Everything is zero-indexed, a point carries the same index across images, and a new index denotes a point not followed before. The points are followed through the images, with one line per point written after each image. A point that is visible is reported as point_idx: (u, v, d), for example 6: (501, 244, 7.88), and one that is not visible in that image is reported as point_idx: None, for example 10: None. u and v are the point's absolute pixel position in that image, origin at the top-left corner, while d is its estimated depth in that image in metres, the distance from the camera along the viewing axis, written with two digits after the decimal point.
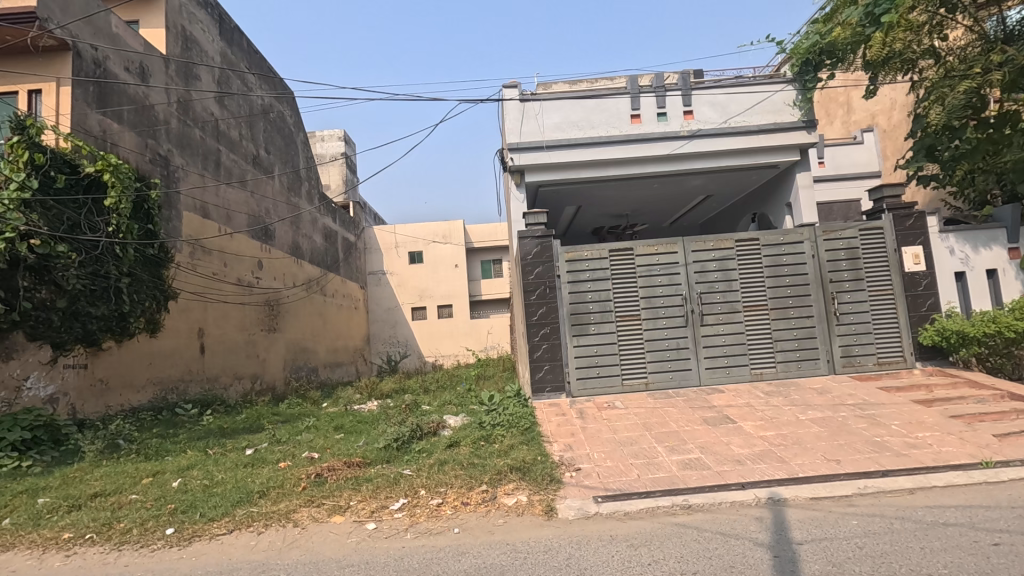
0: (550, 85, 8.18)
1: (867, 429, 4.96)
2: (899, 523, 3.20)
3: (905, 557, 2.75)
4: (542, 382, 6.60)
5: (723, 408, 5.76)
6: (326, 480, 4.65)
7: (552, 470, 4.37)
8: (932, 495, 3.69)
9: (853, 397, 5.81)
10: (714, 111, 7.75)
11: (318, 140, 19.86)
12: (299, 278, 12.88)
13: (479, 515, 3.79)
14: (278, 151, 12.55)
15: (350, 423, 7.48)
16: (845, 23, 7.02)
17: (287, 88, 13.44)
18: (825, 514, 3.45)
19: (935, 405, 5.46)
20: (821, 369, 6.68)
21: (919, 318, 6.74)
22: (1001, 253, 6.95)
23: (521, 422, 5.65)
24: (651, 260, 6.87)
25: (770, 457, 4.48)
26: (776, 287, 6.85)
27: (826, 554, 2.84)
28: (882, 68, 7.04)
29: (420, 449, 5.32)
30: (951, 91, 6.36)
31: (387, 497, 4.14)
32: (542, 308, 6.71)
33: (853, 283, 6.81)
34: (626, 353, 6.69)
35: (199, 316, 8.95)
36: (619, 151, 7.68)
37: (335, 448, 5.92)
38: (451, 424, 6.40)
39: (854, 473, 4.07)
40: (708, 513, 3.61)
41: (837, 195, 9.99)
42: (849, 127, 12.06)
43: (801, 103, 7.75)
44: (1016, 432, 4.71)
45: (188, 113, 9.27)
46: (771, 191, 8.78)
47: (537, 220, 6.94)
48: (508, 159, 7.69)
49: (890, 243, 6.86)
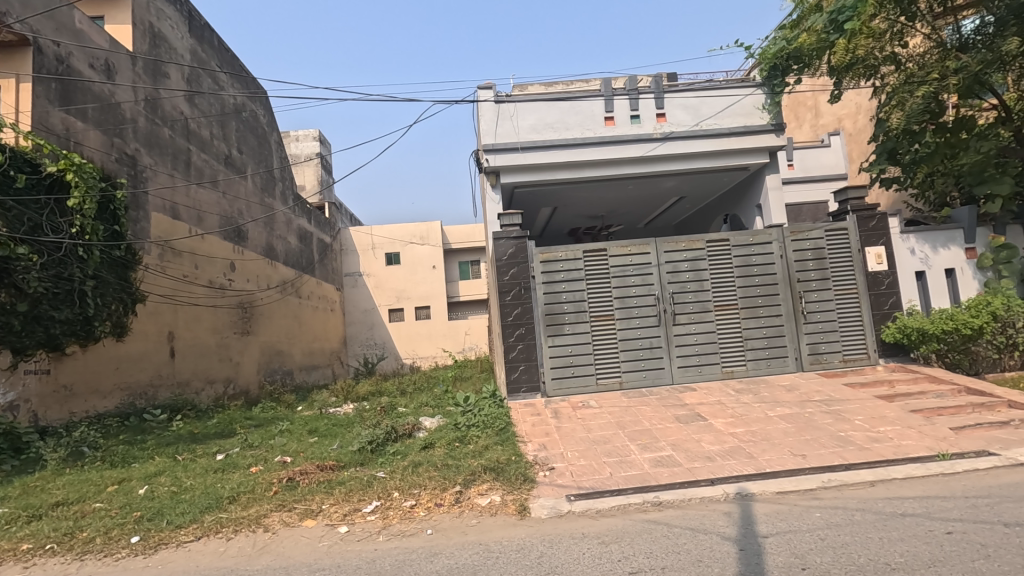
0: (525, 87, 8.22)
1: (833, 424, 5.11)
2: (860, 514, 3.31)
3: (864, 547, 2.84)
4: (518, 382, 6.64)
5: (694, 406, 5.86)
6: (298, 483, 4.61)
7: (526, 469, 4.39)
8: (892, 486, 3.83)
9: (819, 393, 5.98)
10: (687, 114, 7.88)
11: (293, 141, 19.61)
12: (273, 280, 12.68)
13: (453, 516, 3.80)
14: (251, 151, 12.34)
15: (324, 426, 7.41)
16: (810, 30, 7.30)
17: (260, 87, 13.24)
18: (789, 507, 3.54)
19: (897, 400, 5.65)
20: (790, 366, 6.85)
21: (882, 316, 6.95)
22: (959, 253, 7.19)
23: (495, 423, 5.67)
24: (625, 261, 6.96)
25: (739, 454, 4.58)
26: (746, 286, 6.99)
27: (789, 546, 2.92)
28: (846, 73, 7.25)
29: (394, 450, 5.31)
30: (910, 96, 6.61)
31: (360, 500, 4.12)
32: (517, 308, 6.74)
33: (819, 282, 7.00)
34: (600, 354, 6.76)
35: (169, 319, 8.76)
36: (593, 153, 7.77)
37: (309, 451, 5.86)
38: (427, 426, 6.40)
39: (819, 467, 4.18)
40: (678, 509, 3.67)
41: (805, 197, 10.24)
42: (817, 130, 12.40)
43: (770, 107, 7.92)
44: (972, 425, 4.90)
45: (157, 112, 9.06)
46: (742, 192, 8.98)
47: (512, 222, 6.97)
48: (483, 160, 7.70)
49: (854, 243, 7.07)
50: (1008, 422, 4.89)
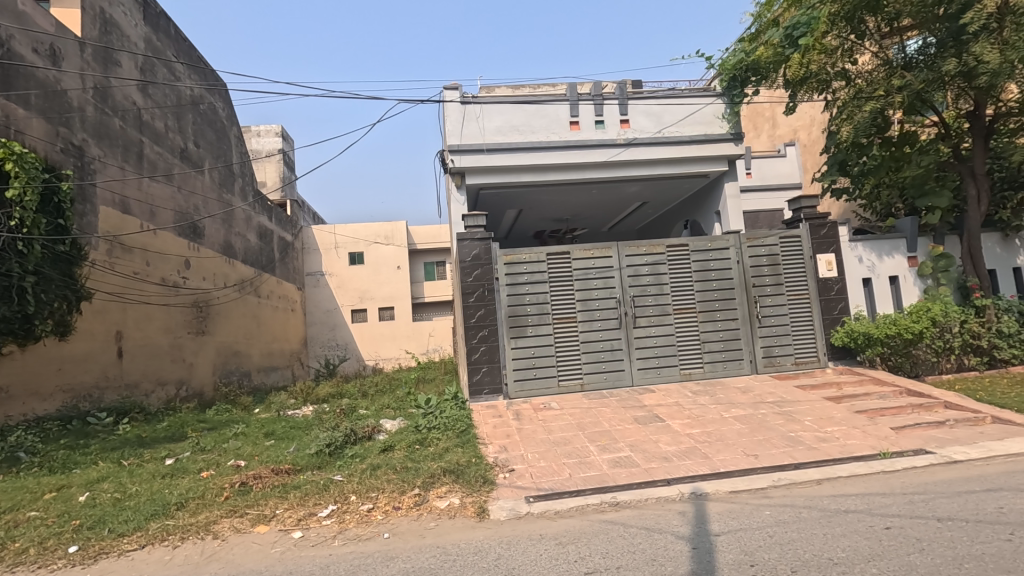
0: (492, 89, 8.22)
1: (784, 424, 5.29)
2: (807, 511, 3.44)
3: (810, 543, 2.95)
4: (480, 385, 6.62)
5: (653, 408, 5.97)
6: (251, 488, 4.48)
7: (486, 471, 4.39)
8: (837, 484, 3.99)
9: (772, 395, 6.18)
10: (650, 121, 8.05)
11: (254, 136, 19.07)
12: (231, 278, 12.28)
13: (411, 519, 3.76)
14: (208, 145, 11.94)
15: (282, 428, 7.22)
16: (767, 43, 7.60)
17: (218, 80, 12.83)
18: (741, 506, 3.64)
19: (844, 402, 5.89)
20: (745, 368, 7.06)
21: (831, 320, 7.23)
22: (902, 261, 7.52)
23: (456, 425, 5.64)
24: (587, 264, 7.03)
25: (694, 454, 4.69)
26: (704, 291, 7.17)
27: (739, 544, 3.00)
28: (801, 87, 7.57)
29: (353, 453, 5.23)
30: (858, 110, 6.92)
31: (316, 504, 4.04)
32: (480, 310, 6.72)
33: (773, 288, 7.24)
34: (562, 356, 6.81)
35: (117, 318, 8.38)
36: (558, 157, 7.84)
37: (264, 455, 5.72)
38: (387, 428, 6.32)
39: (770, 467, 4.32)
40: (635, 509, 3.73)
41: (762, 205, 10.58)
42: (774, 140, 12.84)
43: (729, 117, 8.15)
44: (911, 425, 5.15)
45: (106, 101, 8.67)
46: (702, 199, 9.22)
47: (477, 223, 6.98)
48: (448, 161, 7.66)
49: (807, 250, 7.34)
50: (944, 422, 5.17)
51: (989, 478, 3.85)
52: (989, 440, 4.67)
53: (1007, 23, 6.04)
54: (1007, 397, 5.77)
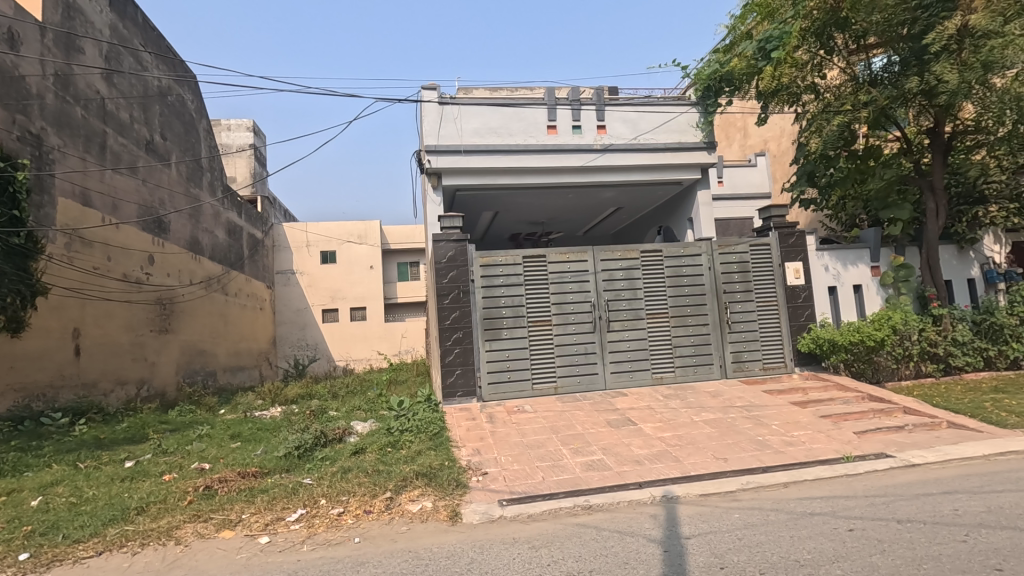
0: (470, 91, 8.21)
1: (752, 428, 5.40)
2: (775, 514, 3.51)
3: (777, 545, 3.01)
4: (453, 387, 6.57)
5: (625, 411, 6.03)
6: (216, 492, 4.36)
7: (459, 475, 4.36)
8: (803, 487, 4.09)
9: (741, 400, 6.30)
10: (626, 127, 8.15)
11: (224, 129, 18.59)
12: (197, 275, 11.94)
13: (382, 523, 3.71)
14: (176, 137, 11.60)
15: (248, 430, 7.04)
16: (740, 55, 7.69)
17: (188, 71, 12.48)
18: (711, 509, 3.70)
19: (809, 406, 6.05)
20: (715, 373, 7.18)
21: (798, 327, 7.42)
22: (865, 270, 7.77)
23: (429, 427, 5.59)
24: (563, 268, 7.07)
25: (666, 457, 4.75)
26: (677, 296, 7.28)
27: (709, 547, 3.05)
28: (772, 98, 7.78)
29: (323, 456, 5.14)
30: (827, 124, 7.14)
31: (284, 509, 3.94)
32: (455, 312, 6.69)
33: (743, 294, 7.40)
34: (536, 359, 6.82)
35: (75, 315, 8.06)
36: (535, 160, 7.86)
37: (230, 457, 5.57)
38: (358, 430, 6.23)
39: (739, 470, 4.41)
40: (607, 512, 3.76)
41: (733, 213, 10.82)
42: (745, 150, 13.15)
43: (703, 126, 8.31)
44: (873, 429, 5.33)
45: (68, 89, 8.34)
46: (675, 205, 9.37)
47: (453, 224, 6.96)
48: (425, 161, 7.61)
49: (776, 258, 7.53)
50: (903, 427, 5.36)
51: (946, 481, 4.00)
52: (945, 444, 4.86)
53: (966, 45, 6.32)
54: (961, 402, 6.02)
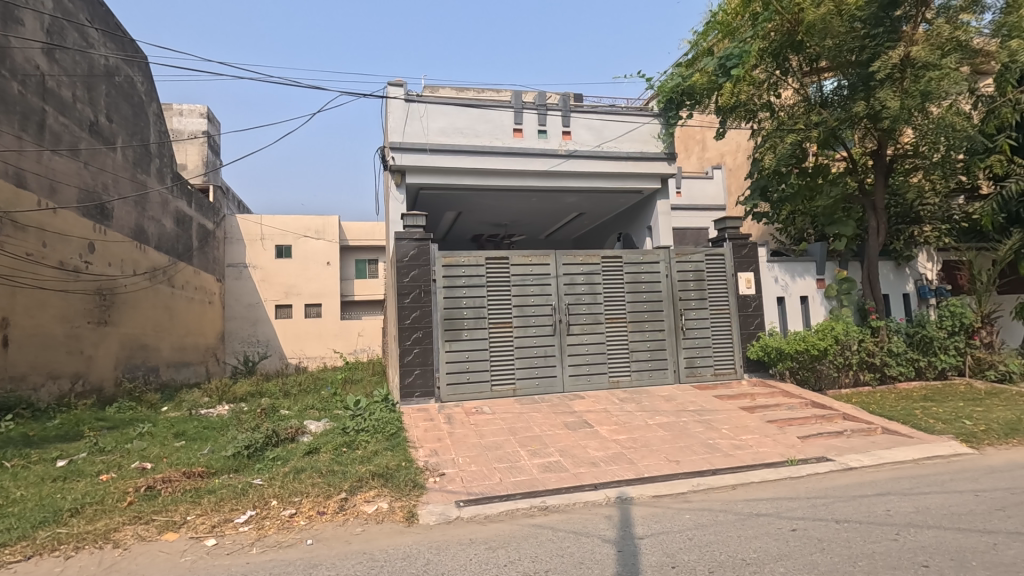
0: (436, 89, 8.16)
1: (704, 432, 5.58)
2: (723, 515, 3.65)
3: (725, 545, 3.13)
4: (411, 387, 6.50)
5: (583, 414, 6.12)
6: (159, 493, 4.18)
7: (416, 475, 4.32)
8: (750, 489, 4.26)
9: (693, 404, 6.50)
10: (590, 134, 8.29)
11: (175, 114, 17.72)
12: (141, 265, 11.38)
13: (336, 524, 3.64)
14: (123, 120, 11.04)
15: (194, 428, 6.75)
16: (703, 71, 8.04)
17: (138, 51, 11.90)
18: (663, 510, 3.80)
19: (757, 411, 6.31)
20: (669, 378, 7.38)
21: (748, 335, 7.72)
22: (811, 282, 8.16)
23: (386, 428, 5.51)
24: (525, 271, 7.11)
25: (621, 459, 4.85)
26: (635, 302, 7.45)
27: (661, 546, 3.14)
28: (730, 114, 8.09)
29: (275, 456, 5.00)
30: (780, 141, 7.49)
31: (232, 510, 3.81)
32: (415, 311, 6.62)
33: (697, 302, 7.64)
34: (495, 361, 6.83)
35: (6, 304, 7.56)
36: (500, 162, 7.88)
37: (174, 457, 5.34)
38: (312, 430, 6.09)
39: (691, 472, 4.55)
40: (563, 513, 3.81)
41: (689, 223, 11.15)
42: (703, 162, 13.59)
43: (664, 137, 8.52)
44: (815, 434, 5.60)
45: (5, 62, 7.81)
46: (635, 213, 9.59)
47: (416, 223, 6.89)
48: (389, 158, 7.52)
49: (729, 268, 7.80)
50: (842, 432, 5.65)
51: (880, 484, 4.25)
52: (880, 448, 5.15)
53: (907, 74, 6.73)
54: (894, 410, 6.40)
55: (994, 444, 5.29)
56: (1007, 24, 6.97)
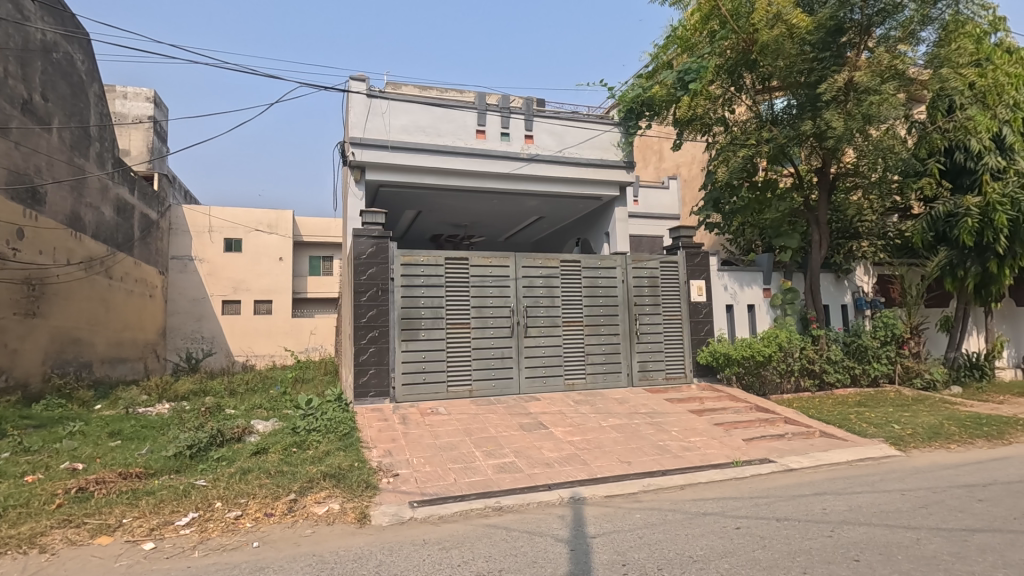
0: (399, 87, 8.08)
1: (655, 434, 5.73)
2: (672, 514, 3.75)
3: (673, 543, 3.22)
4: (366, 387, 6.40)
5: (538, 415, 6.17)
6: (92, 495, 3.94)
7: (369, 476, 4.25)
8: (697, 489, 4.41)
9: (645, 406, 6.67)
10: (552, 139, 8.39)
11: (119, 97, 16.79)
12: (76, 254, 10.72)
13: (284, 526, 3.53)
14: (59, 99, 10.40)
15: (131, 427, 6.40)
16: (662, 83, 8.17)
17: (79, 28, 11.23)
18: (614, 509, 3.88)
19: (705, 415, 6.53)
20: (622, 381, 7.53)
21: (698, 341, 7.98)
22: (758, 292, 8.50)
23: (339, 427, 5.41)
24: (484, 272, 7.12)
25: (575, 460, 4.93)
26: (592, 306, 7.57)
27: (613, 545, 3.20)
28: (687, 127, 8.36)
29: (219, 456, 4.81)
30: (733, 155, 7.80)
31: (173, 512, 3.65)
32: (371, 310, 6.52)
33: (652, 307, 7.84)
34: (451, 362, 6.80)
35: None
36: (462, 162, 7.87)
37: (108, 457, 5.06)
38: (259, 430, 5.89)
39: (642, 473, 4.67)
40: (517, 513, 3.83)
41: (645, 231, 11.44)
42: (660, 172, 13.96)
43: (624, 145, 8.71)
44: (759, 436, 5.84)
45: None
46: (594, 219, 9.76)
47: (375, 220, 6.79)
48: (349, 153, 7.39)
49: (682, 275, 8.05)
50: (784, 434, 5.92)
51: (817, 484, 4.48)
52: (817, 451, 5.43)
53: (851, 98, 7.13)
54: (831, 414, 6.75)
55: (919, 447, 5.67)
56: (939, 56, 7.37)
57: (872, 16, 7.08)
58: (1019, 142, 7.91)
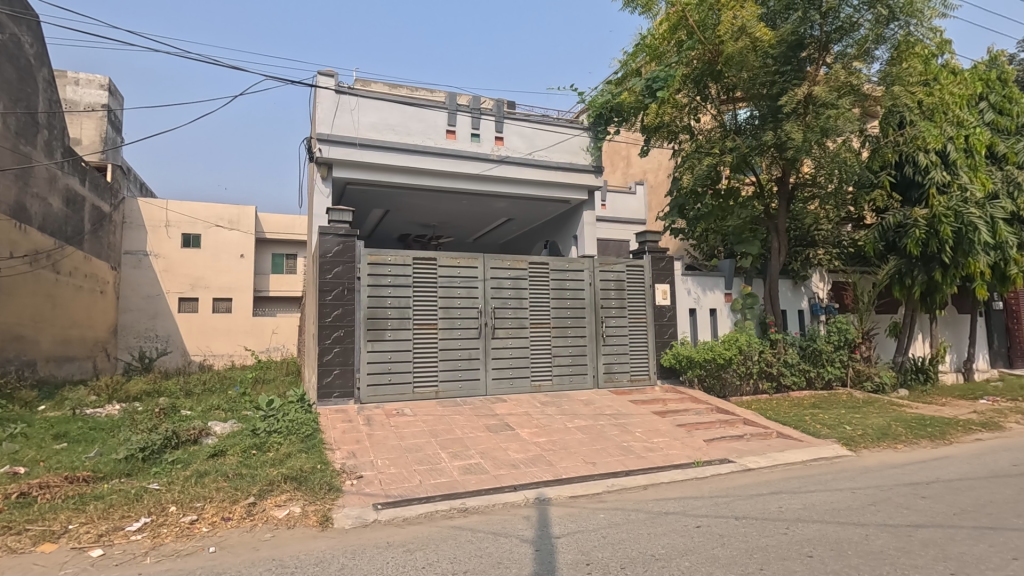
0: (369, 84, 7.98)
1: (619, 435, 5.82)
2: (635, 514, 3.81)
3: (636, 542, 3.27)
4: (330, 388, 6.29)
5: (504, 416, 6.18)
6: (35, 500, 3.75)
7: (332, 478, 4.17)
8: (659, 489, 4.49)
9: (610, 408, 6.76)
10: (522, 142, 8.42)
11: (70, 84, 15.89)
12: (20, 247, 10.17)
13: (243, 531, 3.43)
14: (4, 83, 9.87)
15: (78, 429, 6.10)
16: (631, 90, 8.32)
17: (27, 9, 10.68)
18: (579, 509, 3.92)
19: (668, 416, 6.67)
20: (588, 382, 7.61)
21: (662, 343, 8.14)
22: (720, 296, 8.73)
23: (301, 429, 5.29)
24: (453, 272, 7.09)
25: (540, 461, 4.95)
26: (559, 308, 7.63)
27: (577, 545, 3.23)
28: (654, 133, 8.52)
29: (174, 459, 4.64)
30: (699, 163, 7.96)
31: (123, 518, 3.50)
32: (337, 310, 6.42)
33: (618, 310, 7.96)
34: (418, 363, 6.75)
35: None
36: (432, 162, 7.83)
37: (53, 460, 4.81)
38: (217, 431, 5.71)
39: (606, 473, 4.73)
40: (482, 515, 3.83)
41: (612, 235, 11.62)
42: (627, 177, 14.19)
43: (593, 150, 8.83)
44: (719, 437, 6.00)
45: None
46: (562, 222, 9.86)
47: (342, 218, 6.69)
48: (316, 150, 7.26)
49: (648, 279, 8.19)
50: (742, 435, 6.10)
51: (773, 483, 4.63)
52: (774, 451, 5.61)
53: (810, 111, 7.40)
54: (788, 416, 6.98)
55: (868, 447, 5.92)
56: (891, 74, 7.62)
57: (830, 33, 7.46)
58: (962, 159, 8.37)
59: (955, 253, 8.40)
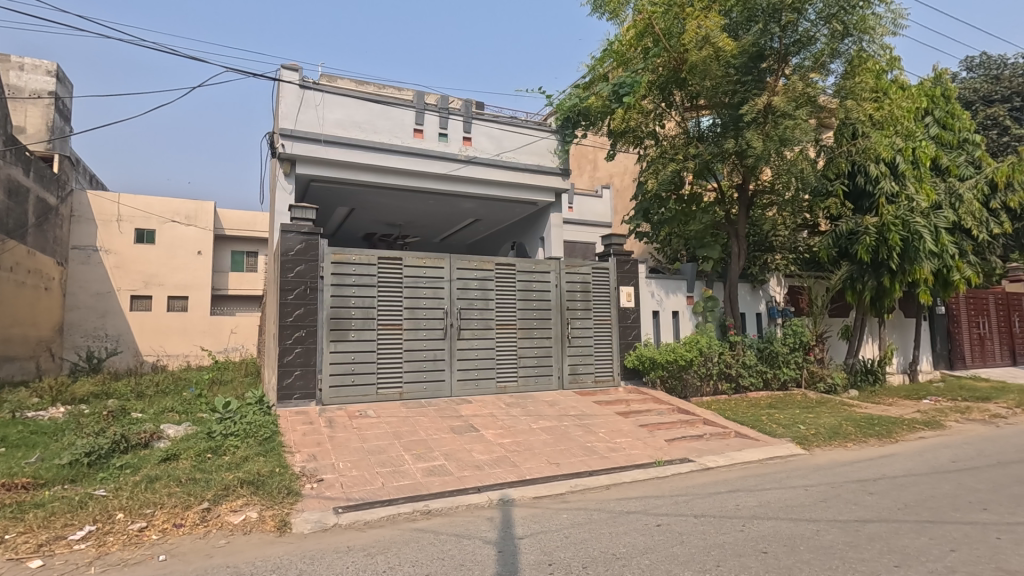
0: (335, 79, 7.84)
1: (583, 435, 5.87)
2: (598, 514, 3.85)
3: (598, 541, 3.31)
4: (290, 389, 6.16)
5: (469, 418, 6.15)
6: None
7: (291, 482, 4.06)
8: (622, 488, 4.56)
9: (575, 409, 6.81)
10: (490, 143, 8.42)
11: (14, 68, 15.18)
12: None
13: (195, 537, 3.32)
14: None
15: (17, 433, 5.78)
16: (598, 95, 8.51)
17: None
18: (542, 510, 3.94)
19: (631, 416, 6.77)
20: (553, 383, 7.66)
21: (626, 345, 8.26)
22: (682, 299, 8.93)
23: (259, 432, 5.15)
24: (418, 272, 7.02)
25: (505, 462, 4.95)
26: (525, 309, 7.66)
27: (539, 545, 3.25)
28: (621, 138, 8.66)
29: (122, 463, 4.45)
30: (664, 168, 8.15)
31: (65, 526, 3.34)
32: (299, 309, 6.28)
33: (583, 312, 8.03)
34: (382, 363, 6.66)
35: None
36: (398, 161, 7.74)
37: None
38: (170, 435, 5.50)
39: (570, 473, 4.77)
40: (446, 517, 3.80)
41: (578, 237, 11.74)
42: (593, 180, 14.37)
43: (560, 153, 8.90)
44: (680, 437, 6.12)
45: None
46: (529, 223, 9.90)
47: (304, 216, 6.55)
48: (279, 145, 7.09)
49: (613, 282, 8.30)
50: (702, 435, 6.24)
51: (731, 481, 4.76)
52: (732, 450, 5.75)
53: (769, 120, 7.61)
54: (746, 416, 7.18)
55: (820, 446, 6.14)
56: (844, 87, 7.94)
57: (788, 46, 7.68)
58: (909, 169, 8.81)
59: (902, 260, 8.84)
